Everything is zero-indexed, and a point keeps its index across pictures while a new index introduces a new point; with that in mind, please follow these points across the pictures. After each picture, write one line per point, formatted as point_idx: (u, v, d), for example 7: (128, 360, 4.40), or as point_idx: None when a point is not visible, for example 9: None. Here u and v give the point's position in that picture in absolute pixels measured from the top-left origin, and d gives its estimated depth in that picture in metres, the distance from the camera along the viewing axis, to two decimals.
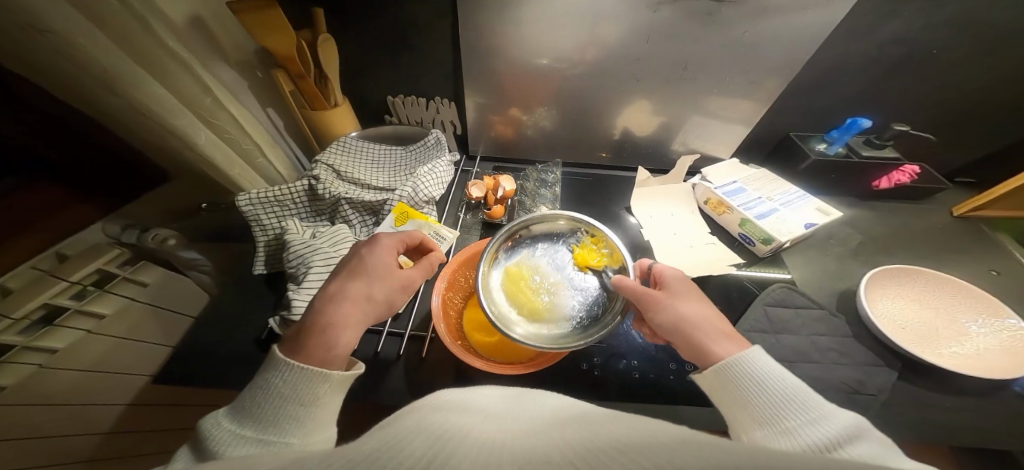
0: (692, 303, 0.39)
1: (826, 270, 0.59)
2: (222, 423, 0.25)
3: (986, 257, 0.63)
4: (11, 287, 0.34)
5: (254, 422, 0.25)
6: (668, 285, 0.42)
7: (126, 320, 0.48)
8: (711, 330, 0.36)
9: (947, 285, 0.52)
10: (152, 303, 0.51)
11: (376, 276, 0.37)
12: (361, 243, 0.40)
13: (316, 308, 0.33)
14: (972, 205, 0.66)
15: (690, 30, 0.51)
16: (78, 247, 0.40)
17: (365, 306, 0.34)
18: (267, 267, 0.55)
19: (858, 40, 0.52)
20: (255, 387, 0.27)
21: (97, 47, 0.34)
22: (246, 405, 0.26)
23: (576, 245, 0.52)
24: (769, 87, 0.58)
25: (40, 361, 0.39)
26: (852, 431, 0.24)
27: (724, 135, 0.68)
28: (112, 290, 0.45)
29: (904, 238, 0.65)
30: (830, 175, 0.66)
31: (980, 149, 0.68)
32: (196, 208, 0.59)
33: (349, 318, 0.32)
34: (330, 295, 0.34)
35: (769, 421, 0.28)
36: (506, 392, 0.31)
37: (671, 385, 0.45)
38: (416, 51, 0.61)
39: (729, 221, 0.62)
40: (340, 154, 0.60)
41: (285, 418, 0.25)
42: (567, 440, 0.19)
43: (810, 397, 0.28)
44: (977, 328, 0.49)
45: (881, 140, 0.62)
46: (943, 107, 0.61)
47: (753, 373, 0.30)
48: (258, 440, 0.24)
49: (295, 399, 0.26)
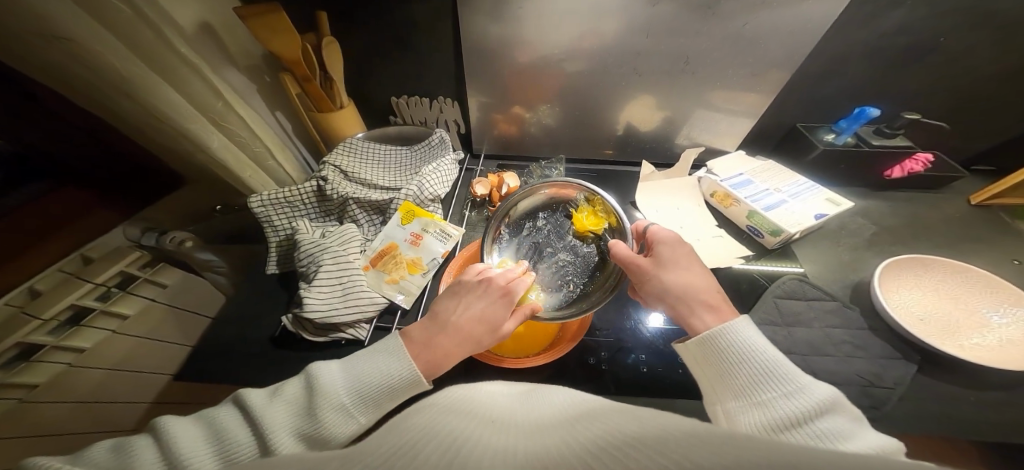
0: (682, 272, 0.39)
1: (838, 263, 0.59)
2: (332, 380, 0.32)
3: (1002, 245, 0.62)
4: (40, 289, 0.36)
5: (356, 397, 0.32)
6: (659, 254, 0.41)
7: (148, 320, 0.48)
8: (700, 301, 0.37)
9: (962, 274, 0.52)
10: (171, 304, 0.51)
11: (492, 323, 0.37)
12: (497, 280, 0.39)
13: (438, 327, 0.37)
14: (989, 193, 0.66)
15: (693, 23, 0.51)
16: (103, 249, 0.43)
17: (475, 351, 0.36)
18: (279, 267, 0.54)
19: (862, 29, 0.51)
20: (371, 366, 0.34)
21: (111, 53, 0.35)
22: (352, 374, 0.33)
23: (574, 210, 0.50)
24: (773, 80, 0.58)
25: (70, 360, 0.40)
26: (826, 404, 0.25)
27: (729, 127, 0.67)
28: (133, 292, 0.46)
29: (916, 228, 0.65)
30: (841, 165, 0.65)
31: (997, 135, 0.67)
32: (211, 211, 0.57)
33: (456, 355, 0.36)
34: (453, 324, 0.37)
35: (745, 393, 0.29)
36: (516, 389, 0.31)
37: (684, 381, 0.44)
38: (417, 51, 0.60)
39: (736, 213, 0.61)
40: (347, 155, 0.60)
41: (369, 403, 0.32)
42: (585, 436, 0.19)
43: (788, 368, 0.28)
44: (998, 319, 0.49)
45: (893, 129, 0.61)
46: (951, 95, 0.60)
47: (735, 349, 0.30)
48: (346, 413, 0.31)
49: (386, 392, 0.33)
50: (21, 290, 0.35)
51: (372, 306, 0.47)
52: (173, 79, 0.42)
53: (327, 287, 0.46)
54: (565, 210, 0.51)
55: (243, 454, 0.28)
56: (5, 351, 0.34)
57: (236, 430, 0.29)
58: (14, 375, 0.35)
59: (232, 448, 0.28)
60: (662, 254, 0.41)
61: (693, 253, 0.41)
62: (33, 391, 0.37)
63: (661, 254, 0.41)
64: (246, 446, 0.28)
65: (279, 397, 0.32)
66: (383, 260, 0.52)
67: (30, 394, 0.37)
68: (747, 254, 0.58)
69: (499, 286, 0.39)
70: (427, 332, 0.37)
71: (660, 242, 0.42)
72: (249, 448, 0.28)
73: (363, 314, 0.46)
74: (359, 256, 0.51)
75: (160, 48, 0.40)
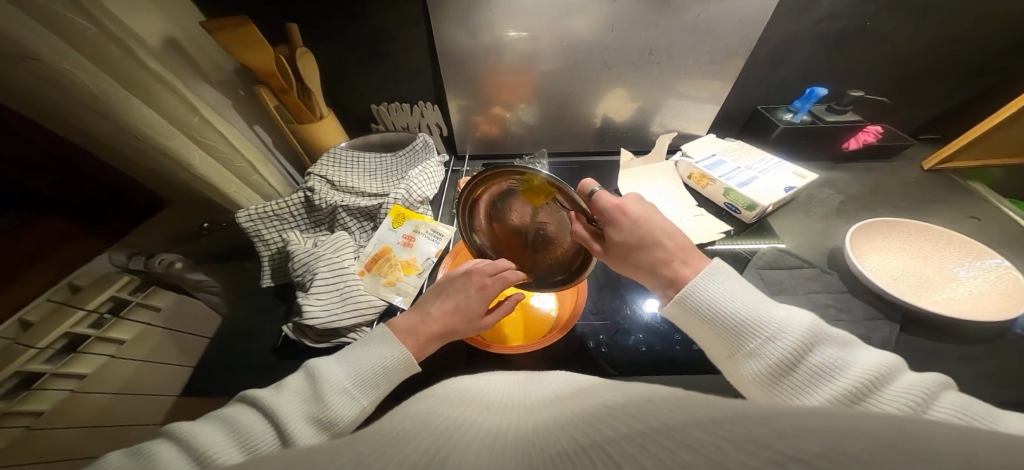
0: (636, 252, 0.38)
1: (812, 232, 0.63)
2: (332, 368, 0.33)
3: (960, 205, 0.66)
4: (31, 321, 0.35)
5: (355, 382, 0.33)
6: (612, 234, 0.39)
7: (146, 344, 0.47)
8: (660, 276, 0.37)
9: (928, 233, 0.57)
10: (169, 326, 0.50)
11: (468, 315, 0.40)
12: (478, 274, 0.42)
13: (421, 316, 0.40)
14: (938, 159, 0.71)
15: (654, 16, 0.54)
16: (90, 277, 0.41)
17: (452, 338, 0.40)
18: (274, 279, 0.55)
19: (803, 16, 0.56)
20: (366, 355, 0.35)
21: (79, 71, 0.35)
22: (352, 361, 0.34)
23: (519, 189, 0.43)
24: (731, 66, 0.62)
25: (72, 387, 0.39)
26: (807, 339, 0.27)
27: (698, 114, 0.71)
28: (127, 317, 0.45)
29: (880, 194, 0.69)
30: (803, 141, 0.70)
31: (942, 104, 0.72)
32: (198, 230, 0.56)
33: (435, 338, 0.39)
34: (433, 315, 0.40)
35: (735, 345, 0.29)
36: (512, 378, 0.32)
37: (682, 358, 0.46)
38: (392, 57, 0.62)
39: (713, 192, 0.65)
40: (332, 165, 0.61)
41: (371, 385, 0.33)
42: (578, 411, 0.20)
43: (763, 309, 0.29)
44: (966, 272, 0.53)
45: (842, 106, 0.67)
46: (891, 70, 0.66)
47: (711, 303, 0.31)
48: (351, 396, 0.32)
49: (383, 373, 0.34)
50: (12, 323, 0.34)
51: (372, 309, 0.47)
52: (145, 97, 0.43)
53: (326, 293, 0.47)
54: (510, 188, 0.44)
55: (262, 445, 0.27)
56: (4, 382, 0.33)
57: (250, 422, 0.28)
58: (18, 405, 0.34)
59: (249, 438, 0.27)
60: (614, 229, 0.39)
61: (646, 215, 0.39)
62: (39, 418, 0.36)
63: (615, 231, 0.39)
64: (263, 436, 0.28)
65: (282, 389, 0.32)
66: (378, 263, 0.52)
67: (37, 421, 0.37)
68: (726, 229, 0.60)
69: (481, 278, 0.42)
70: (411, 321, 0.40)
71: (611, 214, 0.39)
72: (267, 438, 0.28)
73: (364, 317, 0.46)
74: (353, 261, 0.52)
75: (131, 69, 0.41)
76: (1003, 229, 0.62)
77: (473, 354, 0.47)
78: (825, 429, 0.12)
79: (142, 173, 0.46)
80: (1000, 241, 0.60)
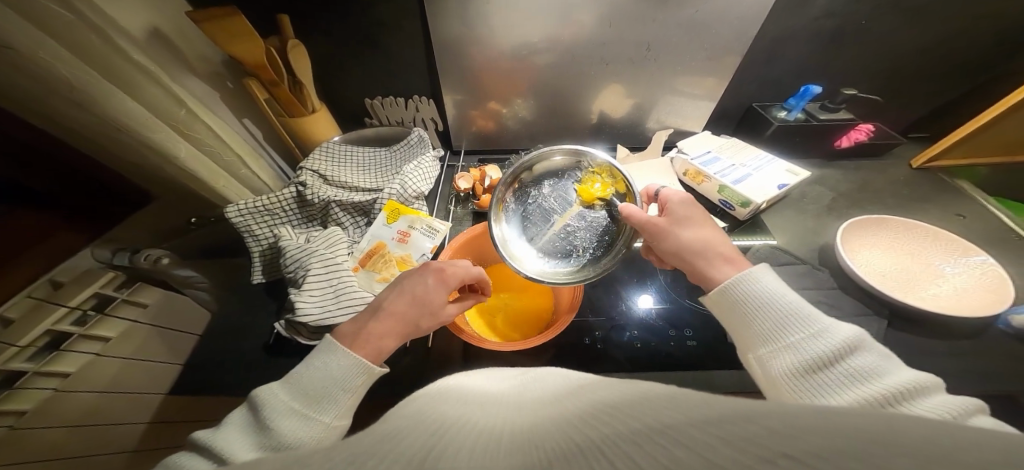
0: (695, 228, 0.40)
1: (804, 229, 0.63)
2: (274, 393, 0.31)
3: (948, 203, 0.68)
4: (10, 318, 0.34)
5: (302, 399, 0.31)
6: (674, 211, 0.42)
7: (131, 341, 0.46)
8: (716, 253, 0.37)
9: (916, 230, 0.57)
10: (154, 323, 0.48)
11: (426, 307, 0.39)
12: (431, 266, 0.41)
13: (374, 314, 0.37)
14: (926, 156, 0.72)
15: (653, 11, 0.54)
16: (74, 272, 0.39)
17: (413, 335, 0.38)
18: (266, 275, 0.54)
19: (799, 12, 0.56)
20: (308, 370, 0.33)
21: (55, 60, 0.33)
22: (294, 381, 0.32)
23: (579, 181, 0.50)
24: (727, 63, 0.62)
25: (55, 386, 0.38)
26: (853, 344, 0.26)
27: (694, 110, 0.71)
28: (112, 314, 0.44)
29: (869, 193, 0.70)
30: (795, 139, 0.70)
31: (930, 102, 0.73)
32: (185, 225, 0.55)
33: (391, 335, 0.36)
34: (387, 311, 0.37)
35: (772, 337, 0.29)
36: (508, 375, 0.32)
37: (677, 353, 0.46)
38: (387, 49, 0.60)
39: (708, 189, 0.65)
40: (325, 160, 0.59)
41: (326, 398, 0.31)
42: (576, 410, 0.19)
43: (813, 313, 0.29)
44: (951, 269, 0.54)
45: (835, 103, 0.67)
46: (883, 68, 0.67)
47: (758, 295, 0.31)
48: (302, 415, 0.30)
49: (338, 383, 0.32)
50: None
51: None
52: (129, 88, 0.41)
53: (318, 289, 0.46)
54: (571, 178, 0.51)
55: None
56: None
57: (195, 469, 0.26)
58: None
59: None
60: (680, 207, 0.42)
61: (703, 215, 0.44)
62: (21, 418, 0.35)
63: (678, 209, 0.42)
64: None
65: (223, 428, 0.29)
66: (372, 259, 0.52)
67: (20, 421, 0.35)
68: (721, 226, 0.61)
69: (433, 270, 0.40)
70: (360, 323, 0.37)
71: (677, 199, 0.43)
72: None
73: None
74: (347, 257, 0.51)
75: (113, 59, 0.39)
76: (988, 227, 0.64)
77: (469, 351, 0.47)
78: (819, 423, 0.12)
79: (126, 165, 0.44)
80: (984, 239, 0.62)
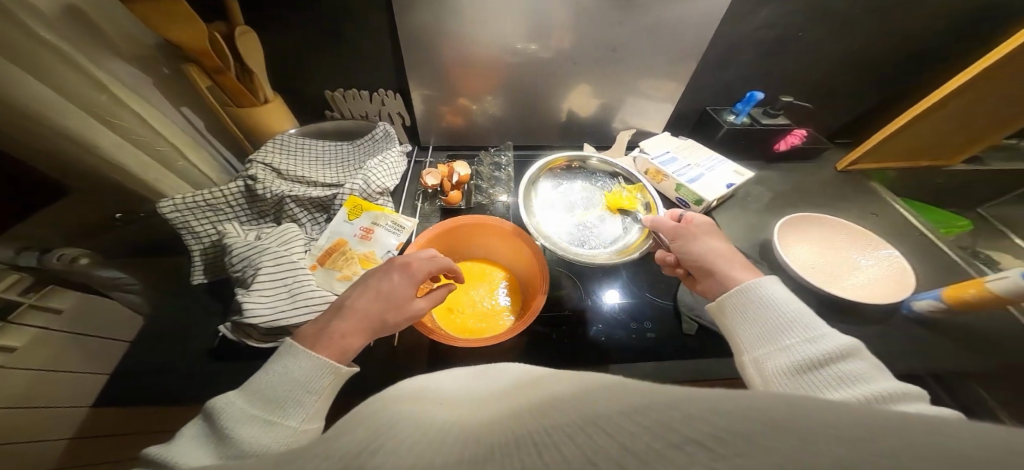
0: (715, 240, 0.44)
1: (748, 225, 0.70)
2: (229, 401, 0.29)
3: (865, 203, 0.77)
4: None
5: (263, 404, 0.29)
6: (696, 224, 0.46)
7: (41, 352, 0.39)
8: (737, 263, 0.41)
9: (841, 228, 0.65)
10: (70, 331, 0.42)
11: (394, 301, 0.38)
12: (396, 260, 0.40)
13: (336, 313, 0.36)
14: (847, 160, 0.82)
15: (619, 14, 0.56)
16: None
17: (381, 332, 0.36)
18: (206, 275, 0.51)
19: (745, 24, 0.61)
20: (267, 375, 0.31)
21: None
22: (253, 388, 0.30)
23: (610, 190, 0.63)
24: (684, 68, 0.66)
25: None
26: (846, 351, 0.28)
27: (654, 112, 0.75)
28: (17, 321, 0.37)
29: (802, 194, 0.78)
30: (741, 142, 0.77)
31: (851, 113, 0.83)
32: (109, 220, 0.48)
33: (357, 333, 0.35)
34: (351, 308, 0.36)
35: (770, 339, 0.32)
36: (468, 371, 0.32)
37: (636, 344, 0.49)
38: (350, 37, 0.58)
39: (667, 187, 0.69)
40: (278, 153, 0.56)
41: (290, 402, 0.29)
42: (529, 398, 0.20)
43: (812, 322, 0.31)
44: (867, 261, 0.62)
45: (775, 110, 0.74)
46: (813, 80, 0.75)
47: (762, 300, 0.34)
48: (263, 422, 0.28)
49: (302, 386, 0.30)
50: None
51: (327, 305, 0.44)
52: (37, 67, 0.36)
53: (270, 288, 0.43)
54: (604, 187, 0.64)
55: None
56: None
57: None
58: None
59: None
60: (702, 223, 0.47)
61: None
62: None
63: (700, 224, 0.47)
64: None
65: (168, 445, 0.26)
66: (331, 257, 0.49)
67: None
68: None
69: (397, 265, 0.40)
70: (320, 324, 0.35)
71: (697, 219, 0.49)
72: None
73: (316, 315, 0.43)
74: (304, 255, 0.49)
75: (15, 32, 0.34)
76: (894, 224, 0.74)
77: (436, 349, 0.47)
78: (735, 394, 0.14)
79: None
80: (891, 234, 0.72)
